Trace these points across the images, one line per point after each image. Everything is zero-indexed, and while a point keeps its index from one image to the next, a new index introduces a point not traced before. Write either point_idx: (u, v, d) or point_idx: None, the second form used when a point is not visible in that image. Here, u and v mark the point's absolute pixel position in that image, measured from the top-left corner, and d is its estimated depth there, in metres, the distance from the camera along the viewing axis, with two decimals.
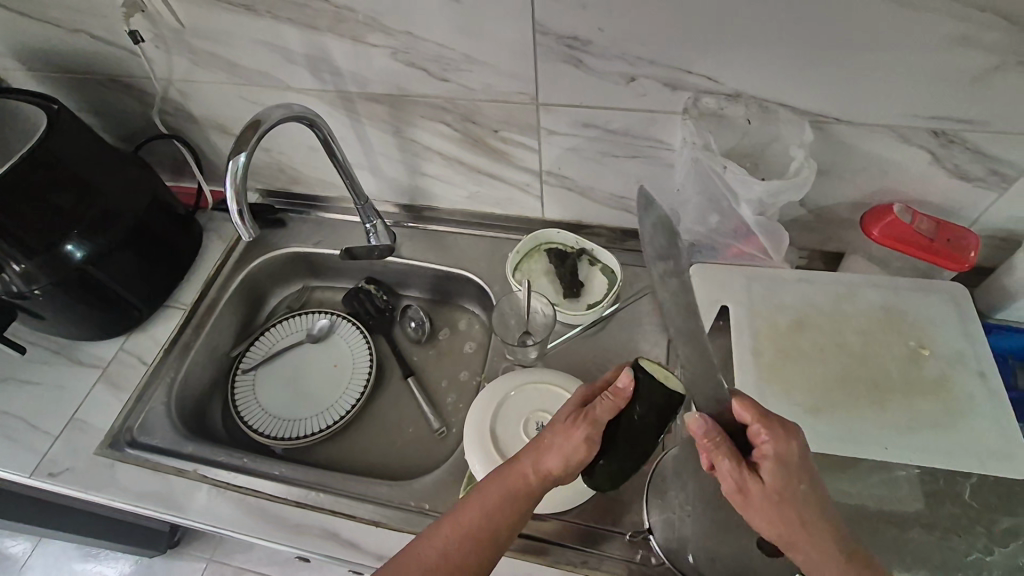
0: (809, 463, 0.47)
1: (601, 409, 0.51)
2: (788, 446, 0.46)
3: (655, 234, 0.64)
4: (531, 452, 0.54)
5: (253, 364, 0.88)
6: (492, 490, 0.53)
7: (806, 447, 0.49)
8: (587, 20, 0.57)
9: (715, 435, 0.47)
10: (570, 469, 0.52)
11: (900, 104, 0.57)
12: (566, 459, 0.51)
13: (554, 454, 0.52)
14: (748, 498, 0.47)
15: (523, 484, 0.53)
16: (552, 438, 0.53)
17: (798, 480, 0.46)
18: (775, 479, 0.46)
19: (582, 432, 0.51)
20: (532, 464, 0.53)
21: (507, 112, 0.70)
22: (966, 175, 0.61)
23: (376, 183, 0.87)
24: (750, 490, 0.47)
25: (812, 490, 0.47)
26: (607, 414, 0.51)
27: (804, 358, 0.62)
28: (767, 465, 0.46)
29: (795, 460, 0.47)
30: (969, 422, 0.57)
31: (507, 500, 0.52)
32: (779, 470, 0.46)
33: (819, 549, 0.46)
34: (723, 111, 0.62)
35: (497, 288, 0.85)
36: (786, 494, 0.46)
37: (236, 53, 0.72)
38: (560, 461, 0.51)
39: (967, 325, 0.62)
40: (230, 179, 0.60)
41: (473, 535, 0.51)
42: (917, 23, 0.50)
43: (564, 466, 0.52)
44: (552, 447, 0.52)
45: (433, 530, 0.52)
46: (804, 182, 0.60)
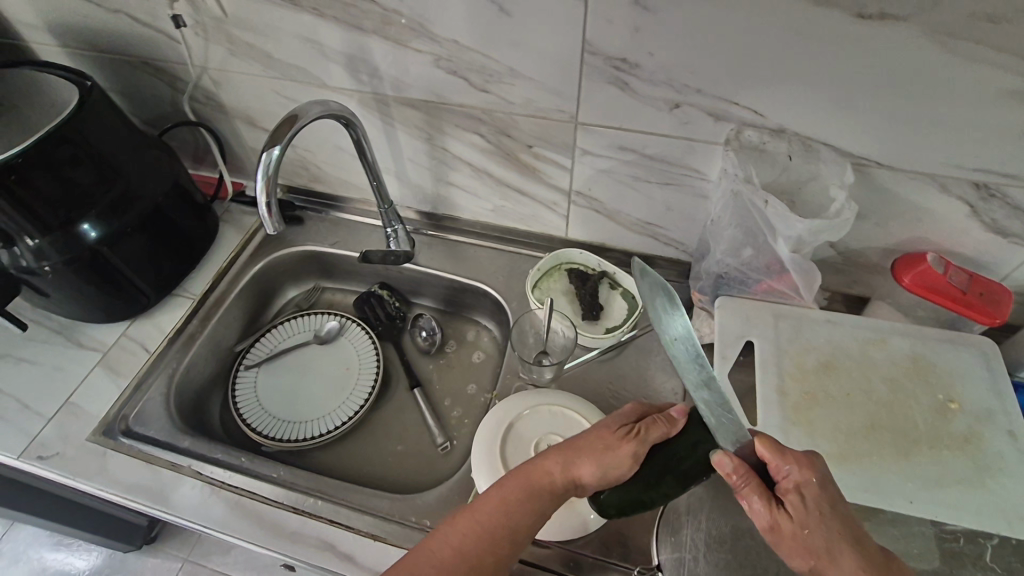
0: (837, 493, 0.45)
1: (654, 430, 0.50)
2: (813, 477, 0.44)
3: (650, 291, 0.52)
4: (562, 455, 0.52)
5: (256, 361, 0.85)
6: (514, 489, 0.51)
7: (835, 484, 0.46)
8: (638, 44, 0.57)
9: (739, 471, 0.44)
10: (603, 481, 0.50)
11: (944, 154, 0.56)
12: (603, 470, 0.50)
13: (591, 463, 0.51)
14: (781, 536, 0.44)
15: (549, 487, 0.51)
16: (591, 447, 0.51)
17: (830, 513, 0.44)
18: (802, 517, 0.43)
19: (630, 445, 0.50)
20: (562, 468, 0.51)
21: (543, 128, 0.69)
22: (1003, 230, 0.60)
23: (401, 188, 0.86)
24: (782, 528, 0.44)
25: (844, 524, 0.44)
26: (658, 439, 0.50)
27: (829, 402, 0.61)
28: (794, 499, 0.44)
29: (822, 491, 0.44)
30: (997, 481, 0.55)
31: (531, 498, 0.50)
32: (807, 502, 0.44)
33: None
34: (763, 146, 0.61)
35: (514, 305, 0.83)
36: (820, 530, 0.43)
37: (276, 46, 0.71)
38: (596, 470, 0.50)
39: (996, 381, 0.61)
40: (262, 171, 0.59)
41: (490, 537, 0.48)
42: (972, 75, 0.50)
43: (599, 477, 0.50)
44: (591, 455, 0.51)
45: (446, 525, 0.50)
46: (844, 224, 0.59)
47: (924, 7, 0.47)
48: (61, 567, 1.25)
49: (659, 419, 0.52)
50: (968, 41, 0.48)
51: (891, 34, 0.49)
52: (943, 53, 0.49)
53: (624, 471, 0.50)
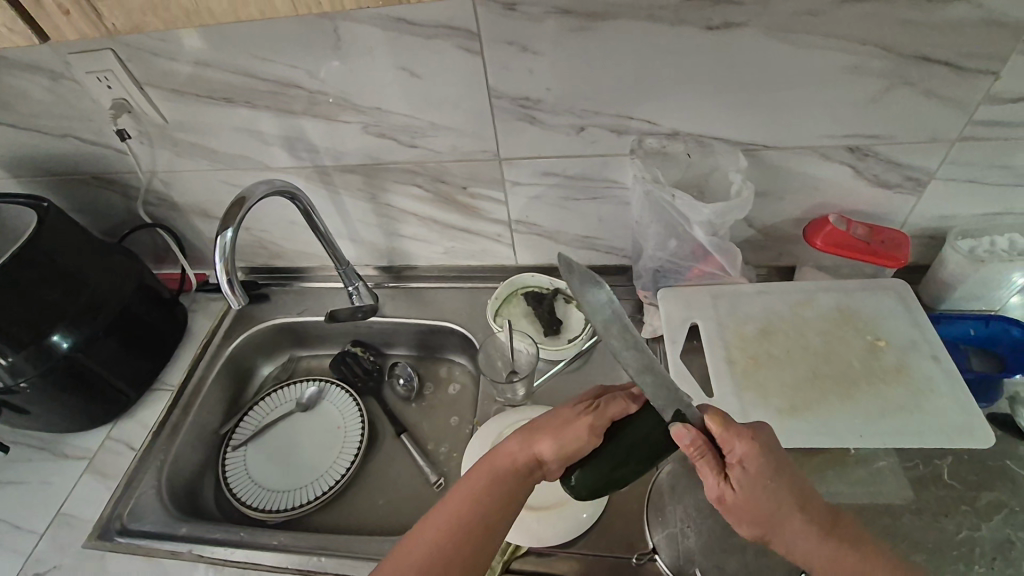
0: (783, 461, 0.48)
1: (613, 405, 0.53)
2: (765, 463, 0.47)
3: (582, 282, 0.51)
4: (523, 440, 0.55)
5: (243, 439, 0.87)
6: (483, 475, 0.54)
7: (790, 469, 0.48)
8: (535, 83, 0.65)
9: (696, 448, 0.46)
10: (565, 456, 0.53)
11: (816, 128, 0.65)
12: (563, 445, 0.53)
13: (551, 440, 0.54)
14: (727, 504, 0.48)
15: (516, 472, 0.54)
16: (550, 426, 0.55)
17: (773, 481, 0.47)
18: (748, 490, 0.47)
19: (585, 417, 0.53)
20: (525, 451, 0.54)
21: (472, 170, 0.76)
22: (886, 183, 0.68)
23: (356, 249, 0.92)
24: (727, 497, 0.48)
25: (787, 488, 0.47)
26: (618, 413, 0.53)
27: (773, 362, 0.66)
28: (737, 472, 0.47)
29: (766, 464, 0.47)
30: (933, 403, 0.61)
31: (500, 482, 0.53)
32: (751, 475, 0.47)
33: (801, 544, 0.48)
34: (665, 149, 0.69)
35: (480, 335, 0.88)
36: (762, 496, 0.47)
37: (218, 141, 0.78)
38: (556, 446, 0.53)
39: (914, 315, 0.68)
40: (220, 254, 0.64)
41: (468, 526, 0.51)
42: (815, 60, 0.59)
43: (559, 452, 0.53)
44: (550, 433, 0.54)
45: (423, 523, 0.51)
46: (744, 202, 0.66)
47: (757, 12, 0.56)
48: None
49: (618, 397, 0.54)
50: (801, 33, 0.57)
51: (739, 38, 0.58)
52: (785, 47, 0.58)
53: (585, 442, 0.52)
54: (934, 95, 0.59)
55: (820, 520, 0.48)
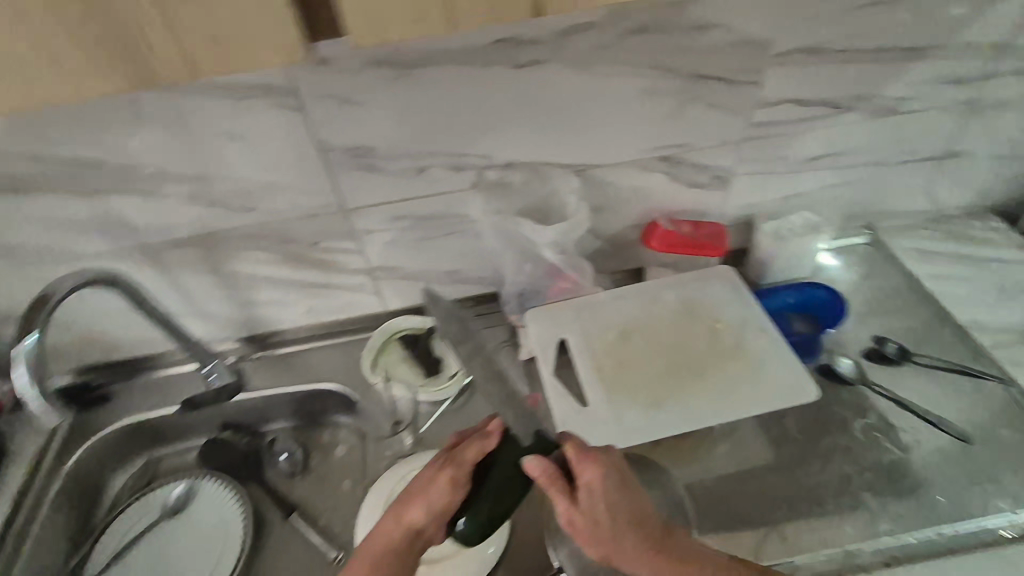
0: (625, 482, 0.51)
1: (468, 452, 0.53)
2: (608, 482, 0.50)
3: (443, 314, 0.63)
4: (394, 512, 0.54)
5: (99, 568, 0.77)
6: (365, 563, 0.53)
7: (628, 486, 0.52)
8: (365, 132, 0.65)
9: (546, 475, 0.49)
10: (437, 516, 0.53)
11: (631, 145, 0.71)
12: (431, 506, 0.53)
13: (418, 506, 0.53)
14: (575, 526, 0.50)
15: (395, 547, 0.53)
16: (416, 490, 0.54)
17: (615, 500, 0.50)
18: (594, 512, 0.49)
19: (445, 472, 0.53)
20: (399, 523, 0.54)
21: (319, 225, 0.74)
22: (699, 184, 0.77)
23: (208, 325, 0.84)
24: (575, 519, 0.50)
25: (628, 508, 0.51)
26: (475, 456, 0.53)
27: (634, 361, 0.71)
28: (585, 495, 0.49)
29: (610, 485, 0.50)
30: (766, 369, 0.68)
31: (380, 566, 0.53)
32: (596, 497, 0.49)
33: (637, 560, 0.51)
34: (505, 180, 0.72)
35: (361, 389, 0.85)
36: (605, 520, 0.49)
37: (9, 233, 0.68)
38: (424, 511, 0.53)
39: (742, 294, 0.76)
40: (19, 366, 0.54)
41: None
42: (616, 86, 0.65)
43: (430, 515, 0.53)
44: (416, 499, 0.53)
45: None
46: (582, 222, 0.72)
47: (556, 49, 0.61)
48: None
49: (474, 441, 0.54)
50: (598, 65, 0.63)
51: (547, 74, 0.63)
52: (588, 77, 0.64)
53: (451, 498, 0.53)
54: (717, 106, 0.69)
55: (656, 536, 0.51)
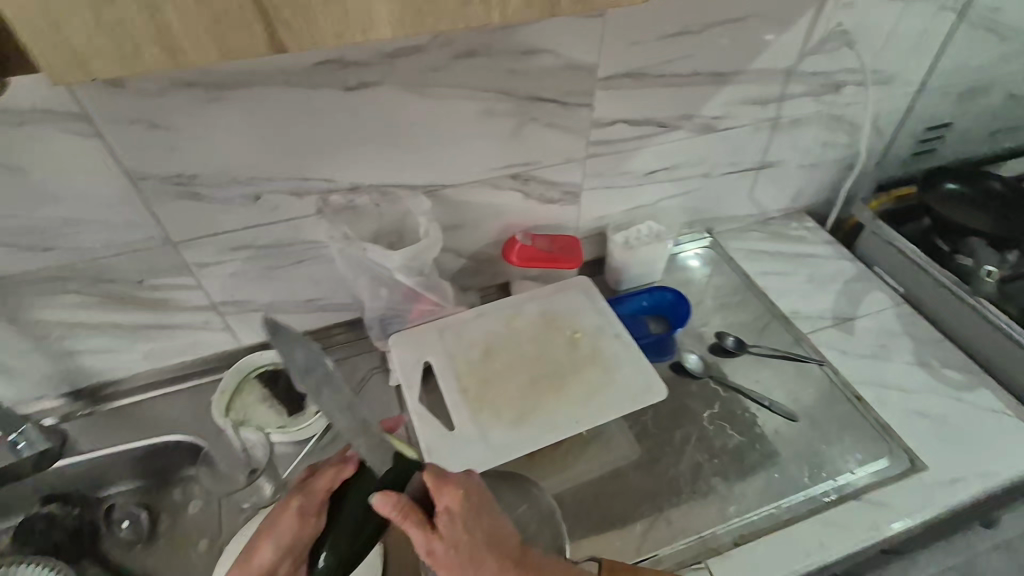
0: (481, 502, 0.51)
1: (320, 481, 0.51)
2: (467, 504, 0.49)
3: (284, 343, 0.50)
4: (242, 557, 0.51)
5: None
6: None
7: (485, 506, 0.51)
8: (182, 160, 0.59)
9: (400, 509, 0.46)
10: (287, 557, 0.50)
11: (478, 164, 0.72)
12: (280, 543, 0.50)
13: (265, 548, 0.50)
14: (435, 557, 0.48)
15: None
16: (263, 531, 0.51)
17: (475, 526, 0.49)
18: (453, 538, 0.48)
19: (293, 507, 0.50)
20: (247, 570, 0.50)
21: (143, 261, 0.66)
22: (550, 199, 0.80)
23: (14, 385, 0.72)
24: (435, 549, 0.48)
25: (485, 529, 0.50)
26: (327, 484, 0.51)
27: (497, 380, 0.71)
28: (444, 521, 0.48)
29: (470, 508, 0.49)
30: (621, 373, 0.71)
31: None
32: (456, 523, 0.48)
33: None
34: (352, 203, 0.69)
35: (213, 437, 0.77)
36: (464, 544, 0.48)
37: None
38: (273, 553, 0.50)
39: (596, 303, 0.79)
40: None
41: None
42: (456, 108, 0.66)
43: (277, 557, 0.50)
44: (263, 541, 0.50)
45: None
46: (434, 241, 0.70)
47: (386, 72, 0.60)
48: None
49: (327, 470, 0.51)
50: (432, 87, 0.63)
51: (379, 96, 0.62)
52: (425, 100, 0.64)
53: (300, 535, 0.50)
54: (556, 125, 0.72)
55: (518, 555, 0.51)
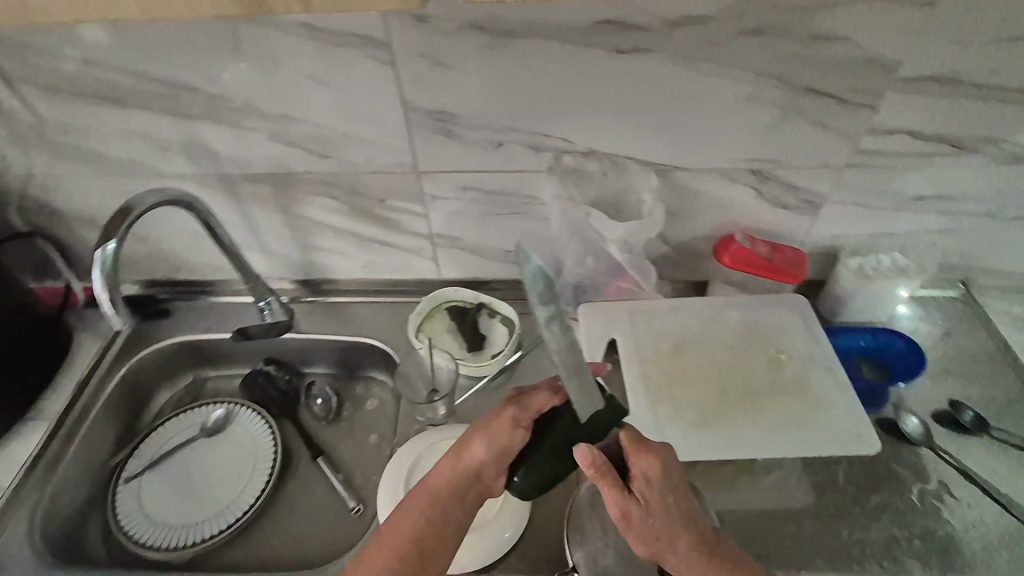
0: (677, 479, 0.52)
1: (535, 399, 0.55)
2: (663, 473, 0.51)
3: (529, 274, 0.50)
4: (452, 452, 0.54)
5: (135, 471, 0.80)
6: (417, 500, 0.52)
7: (679, 481, 0.53)
8: (450, 97, 0.64)
9: (598, 467, 0.49)
10: (499, 458, 0.53)
11: (720, 152, 0.67)
12: (494, 445, 0.53)
13: (482, 445, 0.53)
14: (629, 520, 0.51)
15: (453, 487, 0.52)
16: (478, 431, 0.54)
17: (671, 498, 0.51)
18: (648, 502, 0.50)
19: (510, 412, 0.55)
20: (459, 464, 0.53)
21: (390, 182, 0.74)
22: (785, 205, 0.72)
23: (269, 263, 0.87)
24: (630, 513, 0.50)
25: (679, 505, 0.52)
26: (541, 404, 0.55)
27: (686, 377, 0.68)
28: (639, 486, 0.51)
29: (664, 479, 0.51)
30: (827, 411, 0.65)
31: (431, 505, 0.51)
32: (652, 488, 0.51)
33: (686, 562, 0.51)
34: (582, 167, 0.70)
35: (402, 351, 0.85)
36: (658, 511, 0.51)
37: (104, 144, 0.71)
38: (489, 449, 0.53)
39: (812, 329, 0.72)
40: (97, 272, 0.58)
41: (414, 556, 0.49)
42: (720, 88, 0.61)
43: (492, 455, 0.53)
44: (480, 438, 0.54)
45: (360, 564, 0.48)
46: (655, 222, 0.71)
47: (662, 39, 0.58)
48: None
49: (538, 393, 0.56)
50: (703, 62, 0.59)
51: (646, 63, 0.60)
52: (690, 74, 0.60)
53: (515, 439, 0.54)
54: (823, 125, 0.64)
55: (705, 538, 0.52)
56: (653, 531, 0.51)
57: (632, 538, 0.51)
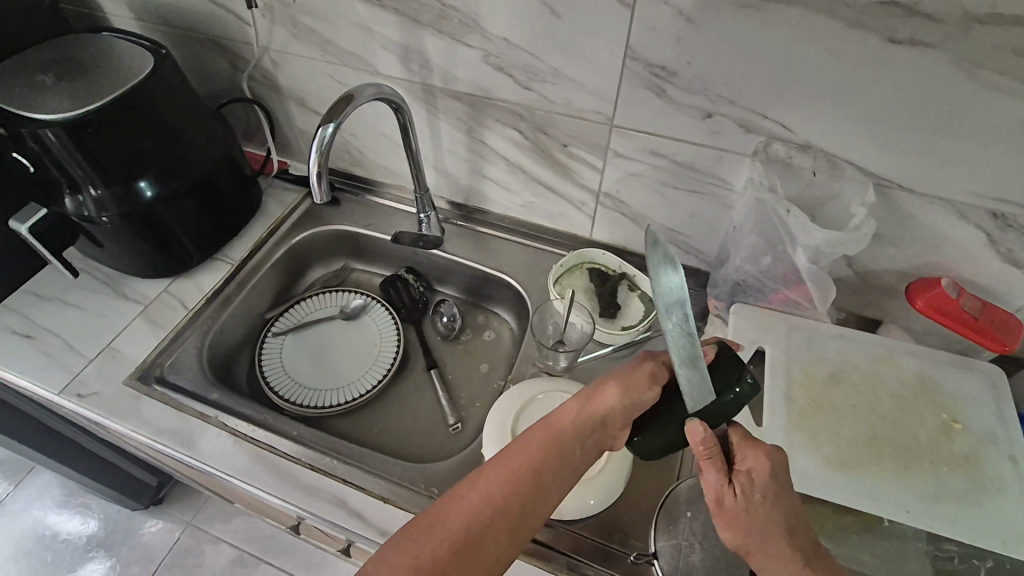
0: (785, 486, 0.49)
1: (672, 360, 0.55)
2: (770, 474, 0.49)
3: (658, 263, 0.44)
4: (582, 397, 0.54)
5: (283, 329, 0.90)
6: (541, 433, 0.53)
7: (786, 489, 0.49)
8: (677, 54, 0.61)
9: (711, 446, 0.47)
10: (630, 410, 0.53)
11: (963, 181, 0.58)
12: (626, 397, 0.53)
13: (614, 393, 0.53)
14: (723, 508, 0.48)
15: (578, 429, 0.53)
16: (609, 380, 0.54)
17: (772, 500, 0.48)
18: (748, 497, 0.48)
19: (648, 367, 0.54)
20: (587, 409, 0.53)
21: (581, 129, 0.72)
22: (1018, 262, 0.62)
23: (437, 178, 0.90)
24: (725, 501, 0.48)
25: (783, 511, 0.48)
26: None
27: (835, 411, 0.63)
28: (742, 479, 0.48)
29: (772, 479, 0.48)
30: (994, 500, 0.56)
31: (556, 442, 0.52)
32: (754, 485, 0.48)
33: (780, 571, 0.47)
34: (790, 160, 0.64)
35: (534, 296, 0.87)
36: (757, 510, 0.48)
37: (336, 32, 0.76)
38: (620, 398, 0.53)
39: (1003, 407, 0.62)
40: (316, 146, 0.64)
41: (534, 482, 0.50)
42: (997, 108, 0.53)
43: (623, 405, 0.53)
44: (612, 387, 0.54)
45: (483, 477, 0.50)
46: (862, 238, 0.61)
47: (951, 36, 0.50)
48: (56, 526, 1.34)
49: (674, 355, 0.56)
50: (992, 72, 0.51)
51: (918, 60, 0.52)
52: (969, 83, 0.52)
53: (648, 394, 0.53)
54: None
55: (806, 553, 0.48)
56: (747, 527, 0.48)
57: (722, 527, 0.49)
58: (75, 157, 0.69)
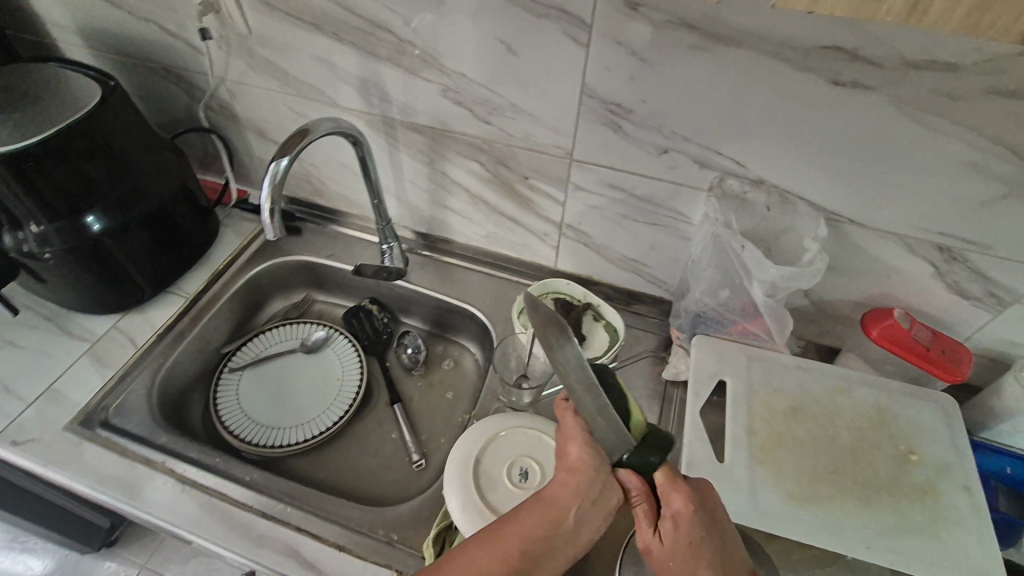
0: (714, 528, 0.48)
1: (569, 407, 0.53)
2: (693, 515, 0.47)
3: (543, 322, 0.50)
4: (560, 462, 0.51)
5: (240, 364, 0.87)
6: (531, 504, 0.49)
7: (716, 530, 0.48)
8: (632, 92, 0.61)
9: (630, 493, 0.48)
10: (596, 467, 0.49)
11: (908, 215, 0.60)
12: (582, 456, 0.49)
13: (575, 454, 0.49)
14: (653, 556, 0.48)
15: (566, 495, 0.48)
16: (572, 443, 0.50)
17: (700, 542, 0.47)
18: (674, 542, 0.47)
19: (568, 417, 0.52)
20: (569, 476, 0.49)
21: (541, 162, 0.73)
22: (964, 293, 0.63)
23: (400, 209, 0.89)
24: (653, 549, 0.48)
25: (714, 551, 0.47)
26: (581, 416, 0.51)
27: (796, 443, 0.63)
28: (667, 524, 0.47)
29: (693, 523, 0.47)
30: (950, 534, 0.57)
31: (540, 513, 0.48)
32: (678, 529, 0.47)
33: None
34: (745, 195, 0.65)
35: (499, 327, 0.86)
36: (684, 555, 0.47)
37: (293, 64, 0.75)
38: (585, 458, 0.49)
39: (955, 436, 0.63)
40: (269, 180, 0.62)
41: (523, 552, 0.47)
42: (935, 147, 0.54)
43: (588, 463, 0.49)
44: (572, 447, 0.50)
45: (473, 544, 0.48)
46: (815, 272, 0.63)
47: (891, 80, 0.52)
48: None
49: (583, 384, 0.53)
50: (931, 114, 0.52)
51: (861, 102, 0.54)
52: (909, 123, 0.54)
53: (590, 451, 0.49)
54: None
55: None
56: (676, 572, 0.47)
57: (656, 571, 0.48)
58: (16, 193, 0.66)
